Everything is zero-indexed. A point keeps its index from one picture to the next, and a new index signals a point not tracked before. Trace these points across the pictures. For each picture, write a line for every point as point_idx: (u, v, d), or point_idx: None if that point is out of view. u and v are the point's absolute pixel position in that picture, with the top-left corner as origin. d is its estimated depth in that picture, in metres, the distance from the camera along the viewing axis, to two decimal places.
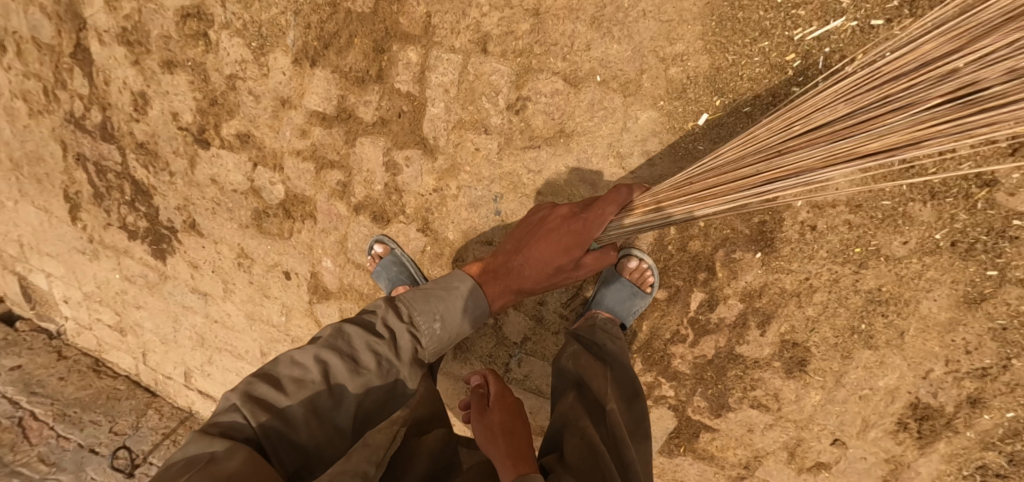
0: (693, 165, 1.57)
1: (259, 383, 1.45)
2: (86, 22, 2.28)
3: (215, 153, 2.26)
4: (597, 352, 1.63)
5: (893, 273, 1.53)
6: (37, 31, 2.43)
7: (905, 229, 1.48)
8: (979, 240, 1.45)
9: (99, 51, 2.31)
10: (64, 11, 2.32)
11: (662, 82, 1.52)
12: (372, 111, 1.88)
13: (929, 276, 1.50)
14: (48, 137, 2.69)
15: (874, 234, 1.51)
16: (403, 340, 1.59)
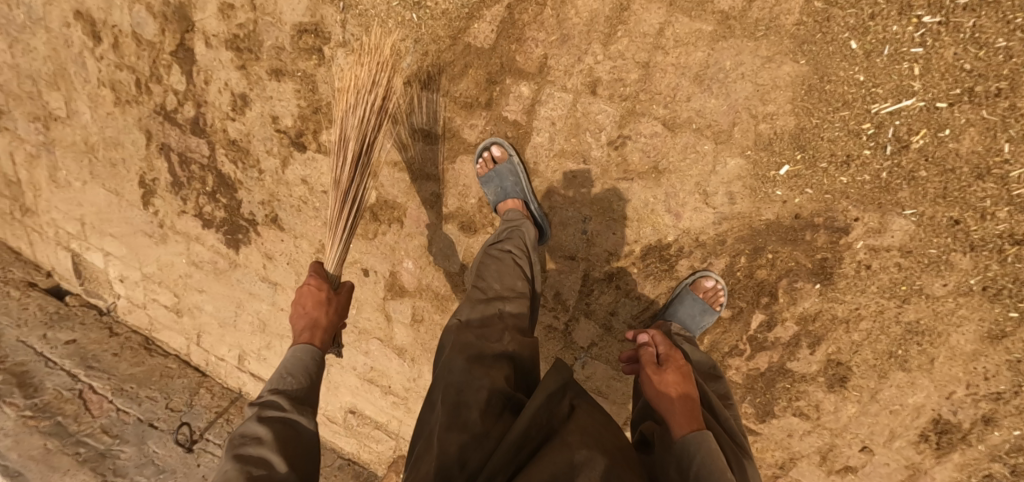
0: (769, 206, 1.84)
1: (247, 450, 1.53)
2: (193, 24, 2.42)
3: (311, 156, 2.43)
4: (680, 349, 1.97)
5: (931, 309, 1.81)
6: (140, 27, 2.53)
7: (946, 273, 1.76)
8: (1005, 287, 1.74)
9: (203, 52, 2.45)
10: (172, 12, 2.43)
11: (751, 135, 1.77)
12: (476, 133, 2.09)
13: (960, 313, 1.79)
14: (131, 125, 2.79)
15: (918, 276, 1.78)
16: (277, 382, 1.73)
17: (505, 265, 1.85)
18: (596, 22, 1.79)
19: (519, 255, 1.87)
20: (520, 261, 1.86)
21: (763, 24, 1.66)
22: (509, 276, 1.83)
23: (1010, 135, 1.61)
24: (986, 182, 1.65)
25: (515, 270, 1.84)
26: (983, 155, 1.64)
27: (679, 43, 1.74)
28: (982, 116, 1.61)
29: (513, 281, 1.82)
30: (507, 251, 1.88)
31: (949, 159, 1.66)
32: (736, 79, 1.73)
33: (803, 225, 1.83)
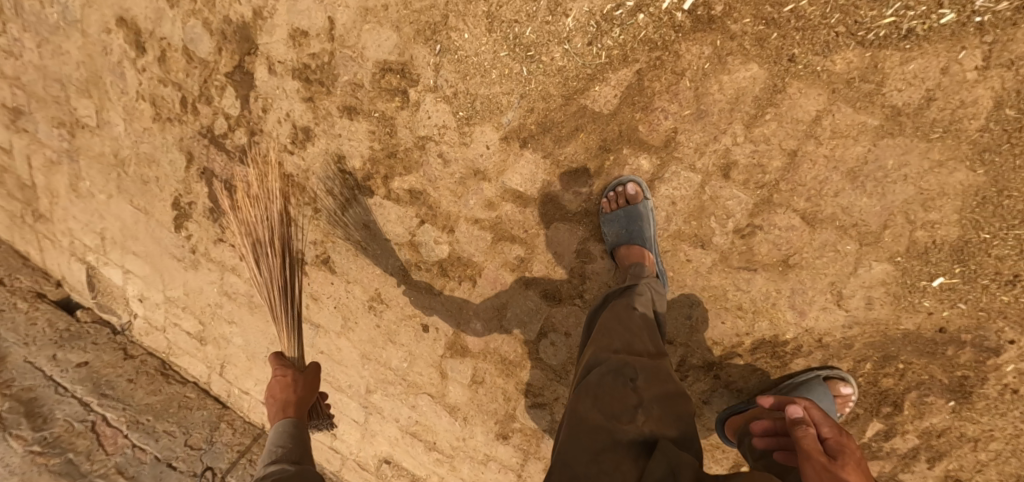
0: (911, 316, 1.69)
1: None
2: (257, 47, 2.16)
3: (378, 202, 2.20)
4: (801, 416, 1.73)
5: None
6: (194, 43, 2.26)
7: None
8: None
9: (264, 78, 2.19)
10: (233, 31, 2.18)
11: (904, 240, 1.61)
12: (578, 201, 1.89)
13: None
14: (169, 144, 2.51)
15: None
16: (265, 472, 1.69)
17: (630, 321, 1.64)
18: (742, 102, 1.59)
19: (648, 315, 1.67)
20: (647, 322, 1.66)
21: (939, 125, 1.49)
22: (636, 333, 1.61)
23: None
24: None
25: (643, 328, 1.64)
26: None
27: (836, 134, 1.55)
28: None
29: (639, 340, 1.60)
30: (633, 308, 1.67)
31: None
32: (896, 180, 1.56)
33: (948, 340, 1.69)
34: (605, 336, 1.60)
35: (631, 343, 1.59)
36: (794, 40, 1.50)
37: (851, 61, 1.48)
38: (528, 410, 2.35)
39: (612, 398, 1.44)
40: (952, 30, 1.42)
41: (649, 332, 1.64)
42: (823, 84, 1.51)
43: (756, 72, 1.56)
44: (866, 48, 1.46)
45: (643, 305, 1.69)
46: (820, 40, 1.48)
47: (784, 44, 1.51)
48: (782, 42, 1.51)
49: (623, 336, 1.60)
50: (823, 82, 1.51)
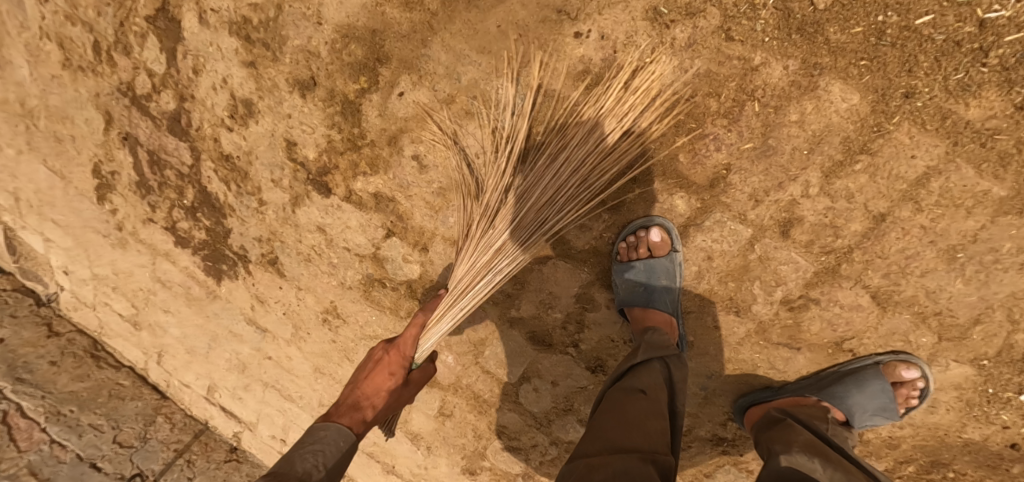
0: (979, 426, 1.35)
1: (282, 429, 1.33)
2: None
3: (335, 203, 1.75)
4: (834, 447, 1.24)
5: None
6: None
7: None
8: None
9: (194, 29, 1.70)
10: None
11: (998, 341, 1.25)
12: (588, 237, 1.47)
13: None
14: (84, 100, 2.01)
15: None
16: None
17: (630, 408, 1.17)
18: (827, 143, 1.16)
19: (658, 399, 1.21)
20: (655, 409, 1.18)
21: None
22: (635, 424, 1.14)
23: None
24: None
25: (648, 418, 1.16)
26: None
27: (945, 201, 1.15)
28: None
29: (640, 433, 1.13)
30: (637, 390, 1.22)
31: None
32: (1008, 268, 1.18)
33: (1018, 457, 1.36)
34: (590, 434, 1.16)
35: (625, 440, 1.12)
36: (919, 64, 1.06)
37: (991, 106, 1.07)
38: (501, 453, 1.89)
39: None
40: None
41: (658, 424, 1.15)
42: (946, 134, 1.10)
43: (860, 101, 1.12)
44: (1014, 91, 1.05)
45: (653, 388, 1.23)
46: (956, 72, 1.06)
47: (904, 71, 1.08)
48: (904, 67, 1.08)
49: (613, 432, 1.14)
50: (943, 129, 1.10)
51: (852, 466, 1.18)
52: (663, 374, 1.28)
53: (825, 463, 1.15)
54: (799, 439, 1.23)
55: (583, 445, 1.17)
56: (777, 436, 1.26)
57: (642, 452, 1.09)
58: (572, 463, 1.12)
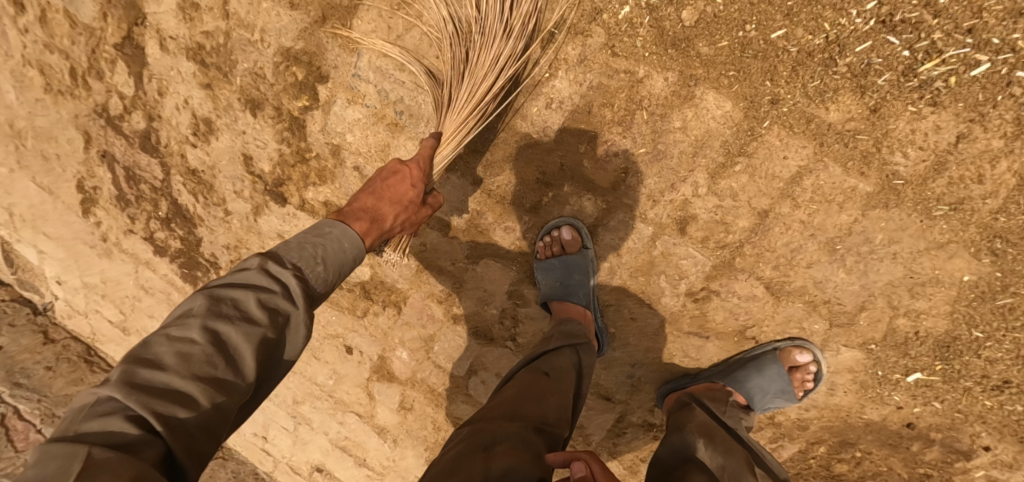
0: (877, 406, 1.45)
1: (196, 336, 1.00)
2: (144, 16, 1.80)
3: (291, 212, 1.85)
4: (726, 427, 1.40)
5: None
6: (74, 5, 1.87)
7: None
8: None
9: (156, 54, 1.83)
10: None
11: (882, 326, 1.34)
12: (512, 238, 1.58)
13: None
14: (65, 121, 2.11)
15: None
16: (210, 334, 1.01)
17: (533, 386, 1.33)
18: (709, 146, 1.27)
19: (561, 380, 1.36)
20: (557, 388, 1.33)
21: (943, 201, 1.18)
22: (534, 398, 1.29)
23: None
24: None
25: (547, 395, 1.31)
26: None
27: (818, 197, 1.25)
28: None
29: (536, 406, 1.28)
30: (544, 372, 1.37)
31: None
32: (883, 258, 1.27)
33: (915, 436, 1.46)
34: (490, 405, 1.31)
35: (519, 411, 1.27)
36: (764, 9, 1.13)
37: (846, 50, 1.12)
38: None
39: (450, 474, 1.12)
40: (981, 85, 1.08)
41: (556, 400, 1.30)
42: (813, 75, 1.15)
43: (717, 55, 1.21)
44: (867, 95, 1.14)
45: (559, 370, 1.38)
46: (812, 79, 1.16)
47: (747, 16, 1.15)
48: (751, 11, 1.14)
49: (512, 403, 1.29)
50: (809, 132, 1.20)
51: (737, 446, 1.34)
52: (574, 358, 1.42)
53: (709, 442, 1.32)
54: (696, 419, 1.38)
55: (481, 411, 1.31)
56: (679, 419, 1.42)
57: (532, 421, 1.24)
58: (466, 426, 1.27)
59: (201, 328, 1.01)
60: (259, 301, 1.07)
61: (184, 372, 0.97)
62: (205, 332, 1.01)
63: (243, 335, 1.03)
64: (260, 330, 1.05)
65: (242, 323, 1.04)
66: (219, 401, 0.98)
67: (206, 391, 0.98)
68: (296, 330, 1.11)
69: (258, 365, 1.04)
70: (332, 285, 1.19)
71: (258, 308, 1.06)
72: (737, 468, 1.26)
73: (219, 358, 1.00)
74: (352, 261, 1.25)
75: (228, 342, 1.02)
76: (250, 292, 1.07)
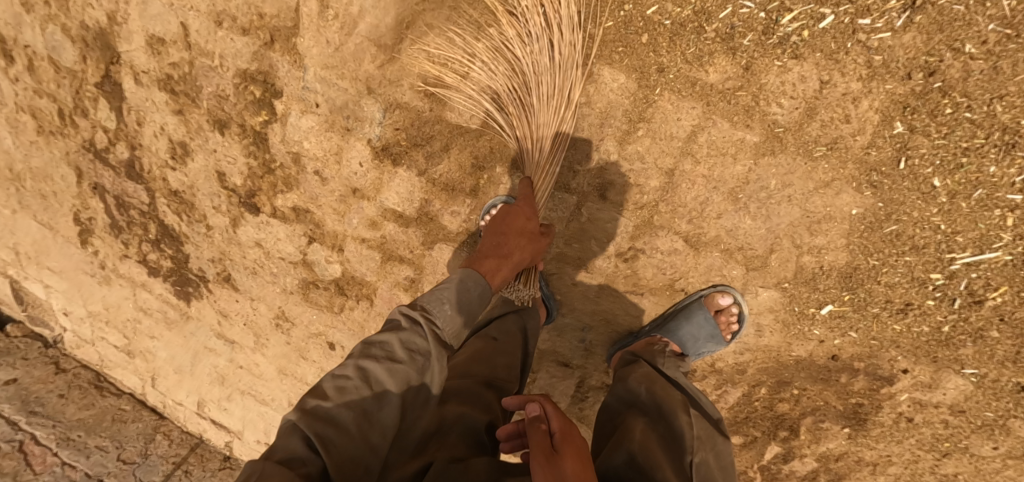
0: (802, 343, 1.57)
1: (358, 368, 1.14)
2: (119, 55, 1.80)
3: (264, 219, 1.87)
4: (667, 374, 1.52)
5: (972, 466, 1.58)
6: (55, 49, 1.85)
7: (998, 435, 1.53)
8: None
9: (132, 89, 1.83)
10: (93, 37, 1.80)
11: (791, 265, 1.47)
12: (459, 221, 1.70)
13: (1006, 474, 1.56)
14: (58, 159, 2.06)
15: (965, 436, 1.55)
16: (376, 366, 1.14)
17: (481, 351, 1.45)
18: (612, 116, 1.44)
19: (508, 344, 1.49)
20: (502, 350, 1.46)
21: (820, 143, 1.33)
22: (483, 360, 1.42)
23: None
24: None
25: (495, 358, 1.43)
26: None
27: (713, 152, 1.39)
28: None
29: (485, 367, 1.40)
30: (492, 337, 1.50)
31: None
32: (780, 201, 1.41)
33: (841, 367, 1.57)
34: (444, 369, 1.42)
35: (469, 371, 1.39)
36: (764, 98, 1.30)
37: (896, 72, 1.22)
38: None
39: None
40: (831, 36, 1.25)
41: (503, 362, 1.43)
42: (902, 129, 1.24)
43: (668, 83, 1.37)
44: (738, 56, 1.31)
45: (505, 335, 1.51)
46: (689, 47, 1.33)
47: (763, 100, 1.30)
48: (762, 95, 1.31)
49: (462, 366, 1.41)
50: (697, 93, 1.36)
51: (677, 390, 1.46)
52: (518, 323, 1.55)
53: (651, 387, 1.44)
54: (639, 369, 1.51)
55: None
56: (625, 370, 1.54)
57: (481, 380, 1.36)
58: None
59: (351, 364, 1.15)
60: (405, 341, 1.19)
61: (338, 401, 1.10)
62: (353, 368, 1.14)
63: (389, 372, 1.14)
64: (407, 356, 1.17)
65: (388, 362, 1.15)
66: (359, 419, 1.09)
67: (354, 416, 1.09)
68: (436, 372, 1.19)
69: (396, 403, 1.12)
70: (457, 324, 1.25)
71: (402, 349, 1.17)
72: (676, 409, 1.39)
73: (366, 385, 1.13)
74: (478, 301, 1.32)
75: (375, 378, 1.14)
76: (399, 338, 1.19)
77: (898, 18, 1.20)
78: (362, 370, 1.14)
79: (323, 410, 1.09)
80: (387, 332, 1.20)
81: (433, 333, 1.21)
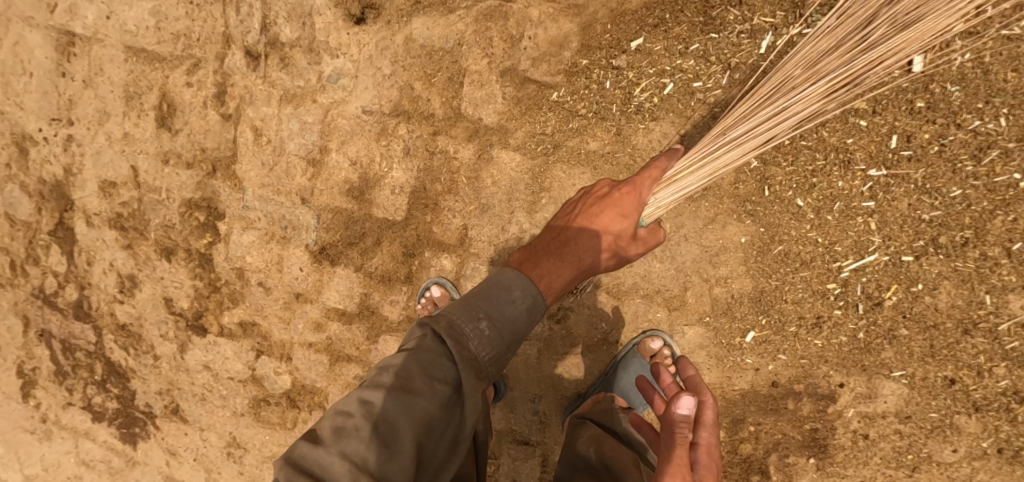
0: (741, 375, 1.64)
1: (371, 410, 1.10)
2: (71, 202, 1.83)
3: (212, 340, 1.88)
4: (616, 434, 1.52)
5: (945, 476, 1.56)
6: (10, 204, 1.86)
7: (953, 437, 1.54)
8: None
9: (82, 230, 1.84)
10: (47, 185, 1.82)
11: (706, 299, 1.61)
12: (399, 309, 1.77)
13: (981, 479, 1.54)
14: (4, 311, 1.96)
15: (923, 443, 1.56)
16: (389, 409, 1.10)
17: None
18: (516, 192, 1.64)
19: None
20: None
21: (697, 185, 1.55)
22: None
23: (990, 285, 1.46)
24: (974, 336, 1.49)
25: None
26: (965, 308, 1.49)
27: None
28: (953, 267, 1.47)
29: None
30: None
31: (929, 315, 1.51)
32: (679, 241, 1.59)
33: (784, 394, 1.63)
34: None
35: None
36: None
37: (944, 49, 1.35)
38: None
39: None
40: (677, 99, 1.51)
41: None
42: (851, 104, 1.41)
43: (633, 110, 1.54)
44: (609, 125, 1.56)
45: None
46: (567, 124, 1.59)
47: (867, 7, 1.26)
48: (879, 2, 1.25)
49: None
50: (582, 162, 1.59)
51: (625, 448, 1.45)
52: None
53: (597, 448, 1.44)
54: (586, 432, 1.51)
55: None
56: (574, 435, 1.54)
57: None
58: None
59: (374, 402, 1.11)
60: (426, 369, 1.14)
61: (338, 447, 1.06)
62: (366, 415, 1.09)
63: (404, 407, 1.10)
64: (427, 395, 1.12)
65: (406, 395, 1.11)
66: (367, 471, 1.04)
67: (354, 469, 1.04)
68: (415, 434, 1.09)
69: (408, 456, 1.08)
70: (492, 345, 1.19)
71: (423, 378, 1.12)
72: (624, 466, 1.38)
73: (372, 428, 1.08)
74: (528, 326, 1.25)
75: (383, 414, 1.09)
76: (417, 361, 1.15)
77: (722, 77, 1.47)
78: (377, 412, 1.10)
79: (325, 458, 1.06)
80: (420, 356, 1.15)
81: (451, 365, 1.15)
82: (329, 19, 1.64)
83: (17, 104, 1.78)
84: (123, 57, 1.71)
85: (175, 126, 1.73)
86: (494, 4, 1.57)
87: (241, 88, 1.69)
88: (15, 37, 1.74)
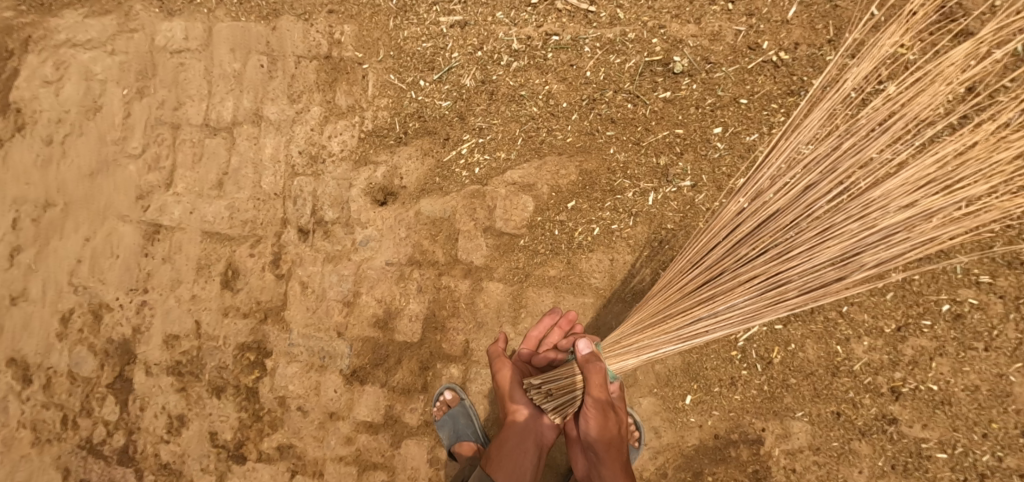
0: (690, 431, 2.22)
1: None
2: (134, 356, 2.28)
3: (250, 466, 2.22)
4: None
5: None
6: (76, 364, 2.30)
7: (857, 462, 2.15)
8: (908, 462, 2.12)
9: (141, 380, 2.27)
10: (114, 345, 2.29)
11: (652, 375, 2.24)
12: (417, 415, 2.21)
13: None
14: (44, 466, 2.30)
15: (837, 469, 2.16)
16: None
17: None
18: (503, 310, 2.25)
19: None
20: None
21: (629, 291, 2.21)
22: None
23: (839, 339, 2.16)
24: (840, 377, 2.16)
25: None
26: (830, 357, 2.17)
27: (571, 313, 2.24)
28: (809, 328, 2.18)
29: None
30: None
31: (806, 365, 2.18)
32: None
33: (725, 443, 2.21)
34: None
35: None
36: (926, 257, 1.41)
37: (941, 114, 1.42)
38: None
39: None
40: (606, 236, 2.25)
41: None
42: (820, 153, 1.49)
43: (577, 245, 2.26)
44: (563, 257, 2.26)
45: None
46: (535, 258, 2.28)
47: (903, 234, 1.39)
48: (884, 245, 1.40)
49: None
50: (549, 284, 2.26)
51: None
52: None
53: None
54: None
55: None
56: None
57: None
58: None
59: None
60: None
61: None
62: None
63: None
64: None
65: None
66: None
67: None
68: None
69: None
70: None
71: None
72: None
73: None
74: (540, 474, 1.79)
75: None
76: None
77: (629, 220, 2.24)
78: None
79: None
80: None
81: None
82: (361, 204, 2.31)
83: (101, 281, 2.30)
84: (199, 239, 2.30)
85: (236, 287, 2.27)
86: (475, 188, 2.29)
87: (293, 255, 2.29)
88: (109, 229, 2.31)
